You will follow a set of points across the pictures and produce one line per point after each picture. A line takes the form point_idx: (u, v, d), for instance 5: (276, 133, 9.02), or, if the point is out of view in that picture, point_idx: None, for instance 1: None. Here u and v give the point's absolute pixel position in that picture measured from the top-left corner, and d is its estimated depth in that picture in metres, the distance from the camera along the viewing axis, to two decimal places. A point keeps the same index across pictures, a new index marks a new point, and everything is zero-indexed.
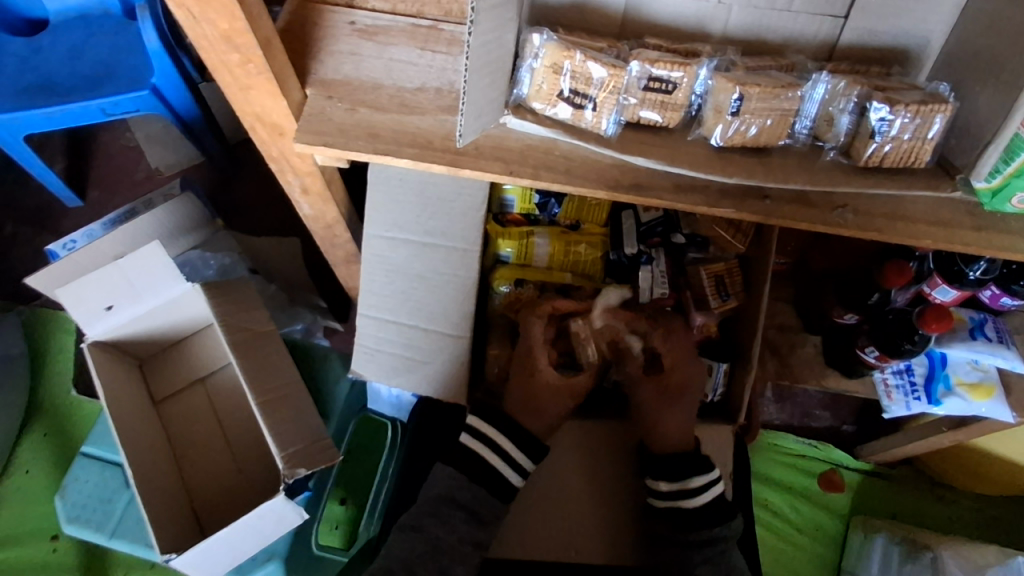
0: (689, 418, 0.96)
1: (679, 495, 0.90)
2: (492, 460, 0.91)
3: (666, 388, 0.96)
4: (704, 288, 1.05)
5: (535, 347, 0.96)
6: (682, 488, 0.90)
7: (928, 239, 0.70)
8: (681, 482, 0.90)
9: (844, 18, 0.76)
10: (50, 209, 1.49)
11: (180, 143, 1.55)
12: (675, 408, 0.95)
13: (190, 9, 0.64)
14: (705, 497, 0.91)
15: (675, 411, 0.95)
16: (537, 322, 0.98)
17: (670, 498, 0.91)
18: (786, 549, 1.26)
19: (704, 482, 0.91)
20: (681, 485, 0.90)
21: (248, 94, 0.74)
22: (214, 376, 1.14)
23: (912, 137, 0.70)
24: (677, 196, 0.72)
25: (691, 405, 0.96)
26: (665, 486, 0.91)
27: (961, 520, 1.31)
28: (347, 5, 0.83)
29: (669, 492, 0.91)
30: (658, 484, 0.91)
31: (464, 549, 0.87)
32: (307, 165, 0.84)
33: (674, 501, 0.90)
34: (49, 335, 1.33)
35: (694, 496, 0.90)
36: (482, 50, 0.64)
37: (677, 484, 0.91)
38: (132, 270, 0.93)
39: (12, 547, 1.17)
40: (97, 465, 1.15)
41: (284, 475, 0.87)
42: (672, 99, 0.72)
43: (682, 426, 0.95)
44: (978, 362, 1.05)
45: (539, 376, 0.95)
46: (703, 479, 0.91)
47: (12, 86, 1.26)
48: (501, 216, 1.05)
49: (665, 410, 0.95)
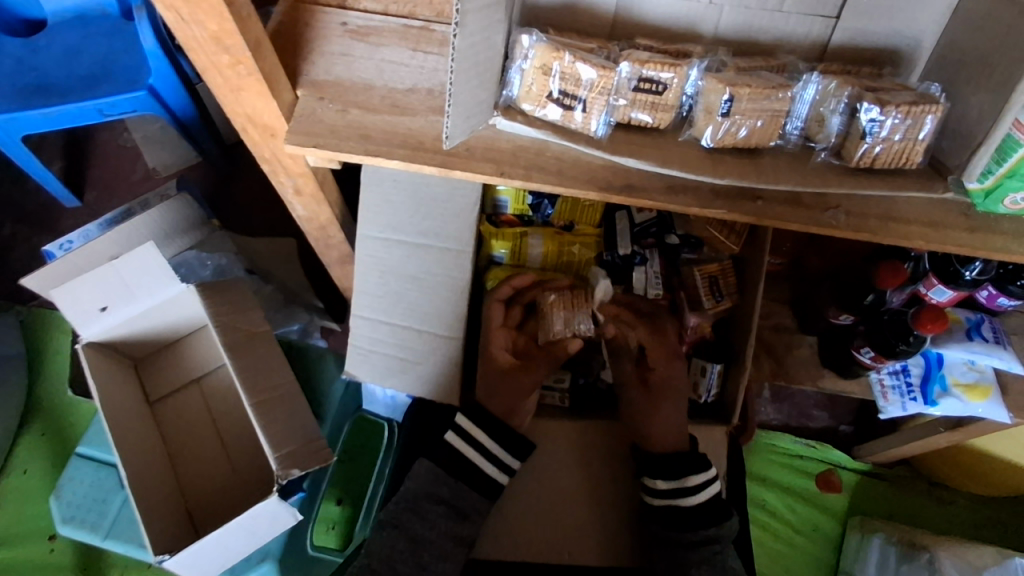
0: (675, 424, 0.95)
1: (677, 493, 0.91)
2: (470, 454, 0.91)
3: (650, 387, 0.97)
4: (698, 289, 1.05)
5: (493, 332, 0.98)
6: (679, 487, 0.91)
7: (921, 239, 0.70)
8: (680, 481, 0.91)
9: (835, 18, 0.76)
10: (48, 209, 1.49)
11: (178, 143, 1.55)
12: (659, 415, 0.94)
13: (179, 10, 0.64)
14: (702, 496, 0.91)
15: (664, 412, 0.95)
16: (500, 307, 0.98)
17: (666, 496, 0.91)
18: (783, 550, 1.26)
19: (702, 481, 0.92)
20: (678, 484, 0.91)
21: (239, 95, 0.74)
22: (209, 376, 1.14)
23: (903, 138, 0.69)
24: (668, 197, 0.72)
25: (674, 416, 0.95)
26: (662, 484, 0.91)
27: (959, 520, 1.30)
28: (340, 6, 0.83)
29: (666, 491, 0.91)
30: (656, 483, 0.92)
31: (446, 545, 0.88)
32: (300, 166, 0.84)
33: (671, 500, 0.91)
34: (46, 335, 1.34)
35: (690, 495, 0.91)
36: (470, 51, 0.64)
37: (674, 483, 0.91)
38: (126, 271, 0.94)
39: (9, 547, 1.17)
40: (92, 465, 1.15)
41: (277, 475, 0.87)
42: (662, 100, 0.72)
43: (673, 430, 0.94)
44: (974, 363, 1.04)
45: (494, 360, 0.96)
46: (701, 478, 0.91)
47: (9, 87, 1.26)
48: (495, 216, 1.05)
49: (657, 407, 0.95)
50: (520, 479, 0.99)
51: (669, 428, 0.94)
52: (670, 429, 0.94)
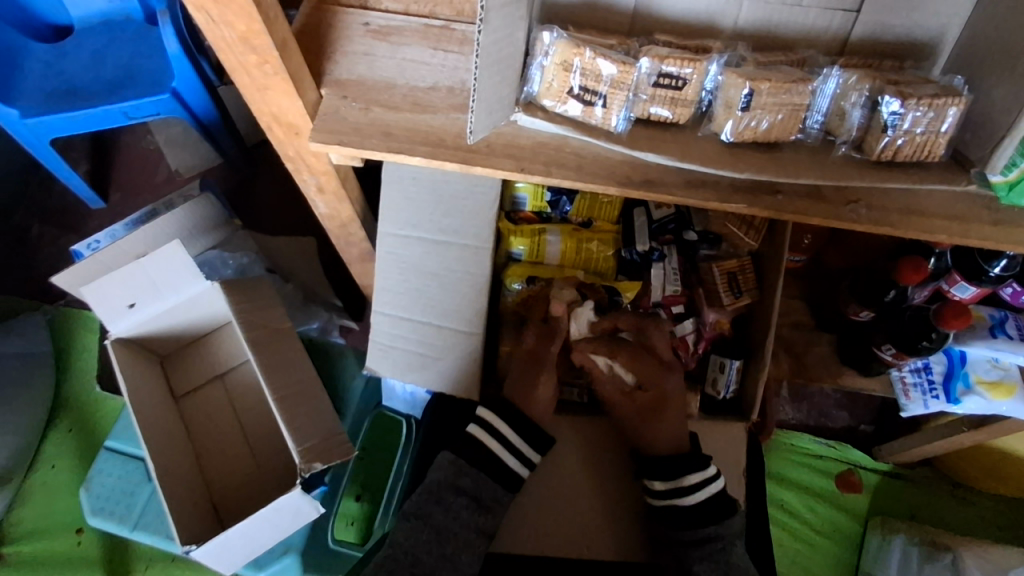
0: (677, 429, 0.95)
1: (673, 493, 0.91)
2: (493, 446, 0.92)
3: (643, 402, 0.95)
4: (716, 285, 1.05)
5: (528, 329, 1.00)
6: (676, 487, 0.91)
7: (944, 233, 0.70)
8: (675, 481, 0.91)
9: (855, 11, 0.76)
10: (75, 210, 1.52)
11: (200, 145, 1.58)
12: (661, 420, 0.94)
13: (208, 11, 0.65)
14: (700, 495, 0.90)
15: (658, 419, 0.94)
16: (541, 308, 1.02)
17: (665, 496, 0.91)
18: (802, 550, 1.26)
19: (699, 481, 0.91)
20: (673, 485, 0.91)
21: (265, 94, 0.76)
22: (232, 372, 1.16)
23: (925, 131, 0.69)
24: (688, 192, 0.72)
25: (675, 416, 0.95)
26: (659, 485, 0.91)
27: (984, 521, 1.29)
28: (361, 7, 0.84)
29: (663, 491, 0.91)
30: (653, 484, 0.92)
31: (468, 536, 0.88)
32: (322, 163, 0.86)
33: (669, 500, 0.91)
34: (74, 333, 1.36)
35: (687, 494, 0.90)
36: (493, 47, 0.65)
37: (670, 483, 0.91)
38: (154, 269, 0.95)
39: (41, 539, 1.20)
40: (120, 459, 1.18)
41: (300, 469, 0.89)
42: (682, 95, 0.72)
43: (674, 435, 0.95)
44: (998, 360, 1.03)
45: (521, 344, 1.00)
46: (697, 477, 0.91)
47: (38, 91, 1.29)
48: (513, 214, 1.06)
49: (652, 420, 0.94)
50: (538, 475, 0.99)
51: (667, 431, 0.94)
52: (669, 433, 0.94)
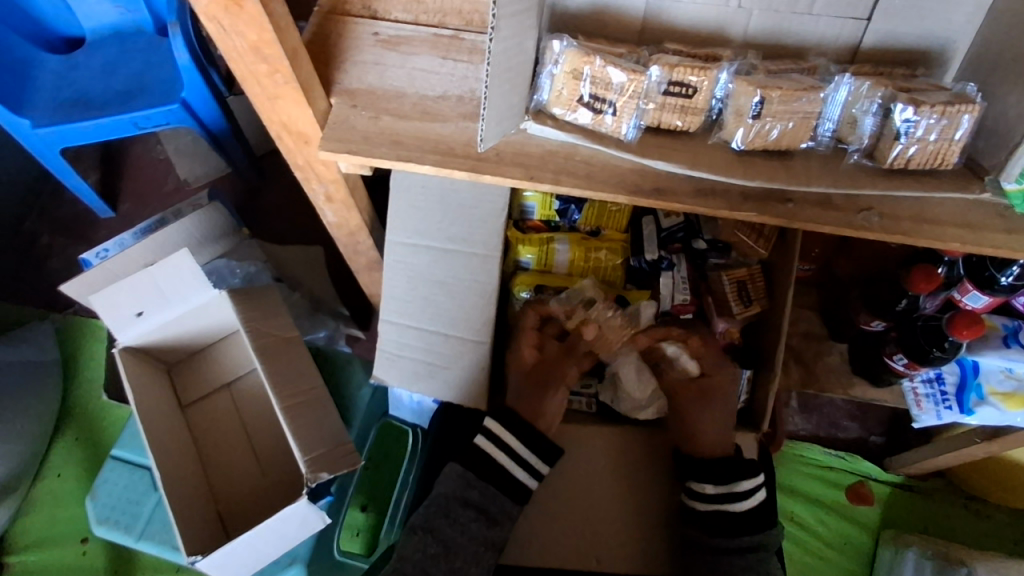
0: (728, 417, 0.97)
1: (724, 498, 0.89)
2: (502, 458, 0.91)
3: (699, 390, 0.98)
4: (725, 294, 1.04)
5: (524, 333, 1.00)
6: (727, 492, 0.89)
7: (957, 241, 0.69)
8: (728, 486, 0.89)
9: (866, 20, 0.76)
10: (84, 219, 1.53)
11: (209, 154, 1.58)
12: (714, 407, 0.97)
13: (220, 21, 0.65)
14: (751, 503, 0.89)
15: (711, 408, 0.96)
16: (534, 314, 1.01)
17: (715, 501, 0.89)
18: (813, 563, 1.24)
19: (750, 487, 0.90)
20: (727, 489, 0.89)
21: (275, 103, 0.76)
22: (240, 381, 1.16)
23: (938, 138, 0.69)
24: (698, 200, 0.71)
25: (725, 401, 0.98)
26: (711, 488, 0.89)
27: (999, 534, 1.27)
28: (371, 17, 0.84)
29: (713, 495, 0.89)
30: (704, 487, 0.90)
31: (477, 550, 0.87)
32: (332, 172, 0.86)
33: (720, 504, 0.89)
34: (82, 343, 1.36)
35: (740, 500, 0.89)
36: (504, 55, 0.65)
37: (723, 487, 0.89)
38: (162, 278, 0.95)
39: (46, 549, 1.20)
40: (126, 468, 1.17)
41: (307, 479, 0.88)
42: (692, 103, 0.72)
43: (718, 426, 0.95)
44: (1012, 370, 1.00)
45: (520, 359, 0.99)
46: (750, 484, 0.90)
47: (50, 101, 1.30)
48: (521, 222, 1.07)
49: (696, 409, 0.97)
50: (546, 485, 0.98)
51: (717, 425, 0.95)
52: (718, 429, 0.95)
